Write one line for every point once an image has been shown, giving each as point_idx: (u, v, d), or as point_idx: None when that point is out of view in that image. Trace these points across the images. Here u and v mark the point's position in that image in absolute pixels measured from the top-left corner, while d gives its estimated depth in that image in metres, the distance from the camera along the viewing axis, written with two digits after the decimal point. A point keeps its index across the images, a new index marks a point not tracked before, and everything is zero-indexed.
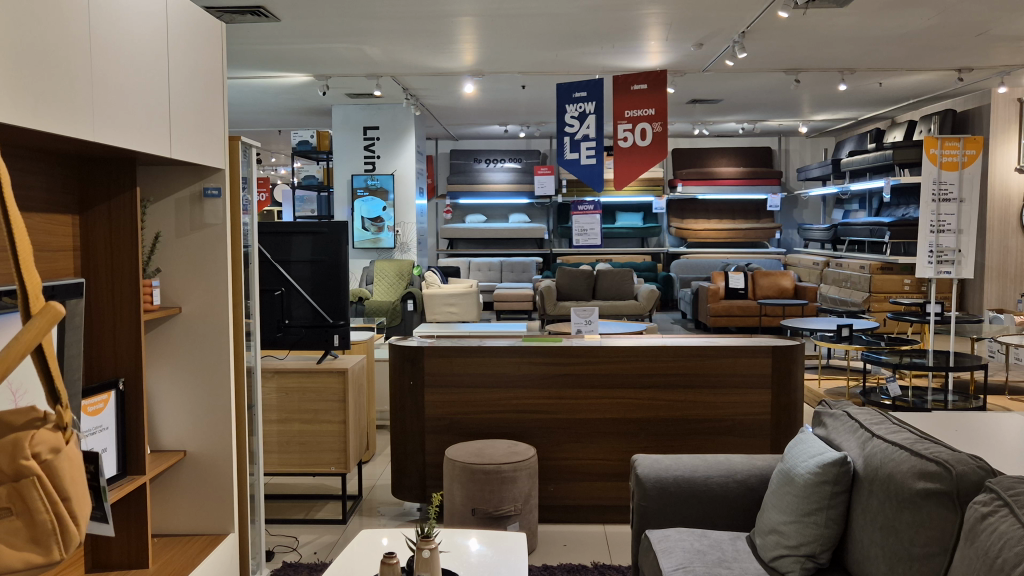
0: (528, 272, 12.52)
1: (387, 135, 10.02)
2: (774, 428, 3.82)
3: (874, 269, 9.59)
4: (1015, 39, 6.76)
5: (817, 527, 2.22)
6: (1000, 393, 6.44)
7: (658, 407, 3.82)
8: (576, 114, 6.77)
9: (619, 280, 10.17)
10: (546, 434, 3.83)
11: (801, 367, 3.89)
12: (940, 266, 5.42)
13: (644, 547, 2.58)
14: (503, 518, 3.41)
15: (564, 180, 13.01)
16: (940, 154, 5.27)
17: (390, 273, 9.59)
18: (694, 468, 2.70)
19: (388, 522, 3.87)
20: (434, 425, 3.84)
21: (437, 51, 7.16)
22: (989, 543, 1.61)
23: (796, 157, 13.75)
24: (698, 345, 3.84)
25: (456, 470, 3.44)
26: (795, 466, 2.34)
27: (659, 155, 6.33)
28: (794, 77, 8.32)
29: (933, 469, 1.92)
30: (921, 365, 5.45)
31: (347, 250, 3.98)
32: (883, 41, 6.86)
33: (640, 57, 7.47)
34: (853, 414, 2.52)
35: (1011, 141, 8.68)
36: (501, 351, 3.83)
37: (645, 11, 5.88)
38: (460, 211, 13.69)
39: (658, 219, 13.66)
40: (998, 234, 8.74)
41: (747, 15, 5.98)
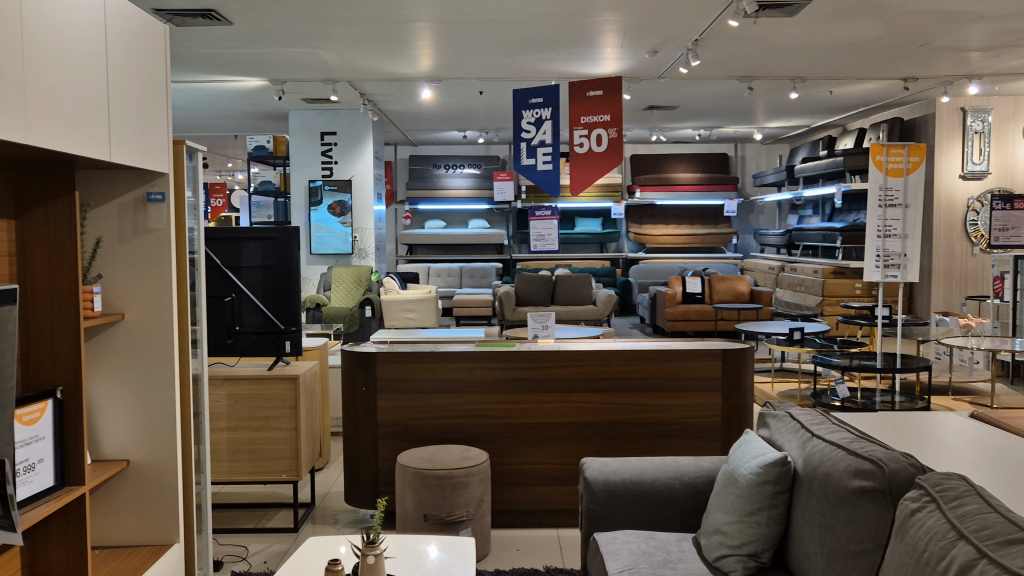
0: (488, 278, 12.54)
1: (344, 141, 9.94)
2: (724, 431, 3.87)
3: (826, 273, 9.77)
4: (958, 50, 6.94)
5: (759, 527, 2.25)
6: (945, 393, 6.61)
7: (612, 411, 3.85)
8: (532, 120, 6.79)
9: (578, 285, 10.22)
10: (499, 438, 3.84)
11: (752, 370, 3.93)
12: (887, 271, 5.52)
13: (592, 549, 2.60)
14: (455, 523, 3.41)
15: (523, 185, 13.05)
16: (887, 160, 5.39)
17: (348, 279, 9.48)
18: (641, 471, 2.73)
19: (342, 529, 3.84)
20: (387, 431, 3.82)
21: (393, 57, 7.14)
22: (917, 539, 1.65)
23: (752, 163, 13.92)
24: (652, 349, 3.88)
25: (407, 475, 3.43)
26: (738, 466, 2.38)
27: (615, 162, 6.40)
28: (748, 84, 8.45)
29: (869, 467, 1.97)
30: (871, 367, 5.58)
31: (299, 255, 3.94)
32: (831, 51, 7.00)
33: (596, 63, 7.53)
34: (796, 414, 2.57)
35: (955, 149, 8.92)
36: (454, 356, 3.83)
37: (601, 18, 5.92)
38: (419, 217, 13.68)
39: (617, 224, 13.75)
40: (943, 239, 8.95)
41: (700, 23, 6.07)
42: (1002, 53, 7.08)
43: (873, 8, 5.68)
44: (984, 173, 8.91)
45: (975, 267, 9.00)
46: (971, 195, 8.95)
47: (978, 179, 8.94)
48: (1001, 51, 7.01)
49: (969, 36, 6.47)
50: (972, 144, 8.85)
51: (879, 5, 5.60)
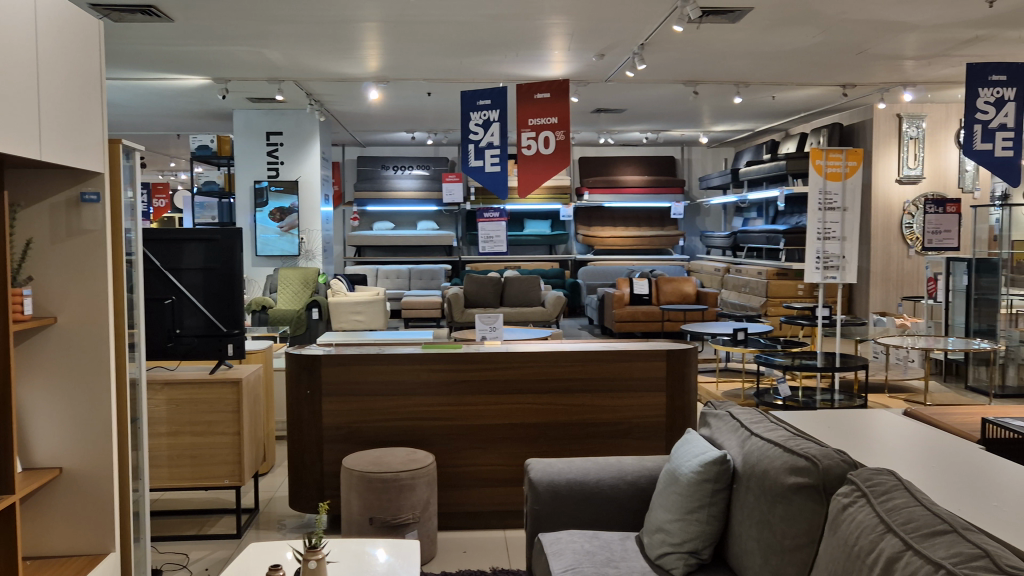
0: (437, 280, 12.49)
1: (291, 141, 9.81)
2: (668, 430, 3.93)
3: (770, 275, 9.97)
4: (893, 58, 7.15)
5: (700, 524, 2.29)
6: (882, 392, 6.80)
7: (558, 412, 3.87)
8: (480, 122, 6.80)
9: (526, 287, 10.24)
10: (446, 440, 3.83)
11: (695, 370, 3.99)
12: (827, 272, 5.66)
13: (536, 550, 2.62)
14: (401, 526, 3.39)
15: (472, 187, 13.04)
16: (826, 164, 5.52)
17: (295, 282, 9.34)
18: (585, 471, 2.76)
19: (287, 535, 3.79)
20: (332, 434, 3.79)
21: (340, 57, 7.08)
22: (848, 533, 1.70)
23: (698, 166, 14.13)
24: (597, 350, 3.92)
25: (353, 478, 3.40)
26: (680, 465, 2.41)
27: (562, 164, 6.44)
28: (693, 88, 8.58)
29: (803, 464, 2.02)
30: (811, 366, 5.71)
31: (242, 257, 3.88)
32: (773, 57, 7.14)
33: (543, 66, 7.57)
34: (735, 414, 2.62)
35: (892, 154, 9.17)
36: (400, 359, 3.80)
37: (547, 21, 5.95)
38: (367, 219, 13.57)
39: (565, 226, 13.83)
40: (881, 241, 9.21)
41: (645, 27, 6.14)
42: (934, 62, 7.32)
43: (812, 17, 5.82)
44: (919, 178, 9.19)
45: (911, 269, 9.28)
46: (907, 199, 9.22)
47: (913, 183, 9.21)
48: (934, 60, 7.24)
49: (903, 45, 6.67)
50: (907, 149, 9.13)
51: (818, 13, 5.74)
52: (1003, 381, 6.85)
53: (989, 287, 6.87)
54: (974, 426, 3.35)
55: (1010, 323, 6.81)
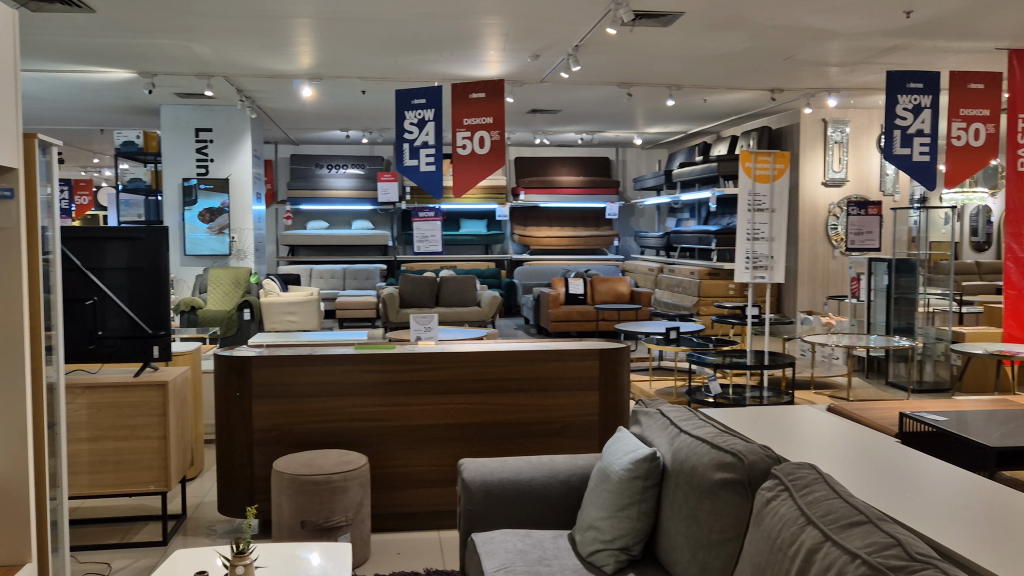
0: (372, 279, 12.38)
1: (221, 138, 9.59)
2: (601, 429, 3.97)
3: (702, 274, 10.17)
4: (818, 64, 7.36)
5: (630, 521, 2.32)
6: (809, 389, 7.01)
7: (492, 411, 3.88)
8: (415, 121, 6.75)
9: (462, 288, 10.23)
10: (379, 442, 3.79)
11: (628, 369, 4.04)
12: (756, 272, 5.78)
13: (469, 550, 2.61)
14: (333, 529, 3.34)
15: (407, 186, 12.95)
16: (754, 167, 5.66)
17: (225, 280, 9.14)
18: (518, 470, 2.77)
19: (216, 540, 3.71)
20: (263, 437, 3.72)
21: (271, 53, 6.95)
22: (771, 526, 1.75)
23: (632, 167, 14.31)
24: (531, 350, 3.93)
25: (284, 481, 3.34)
26: (611, 463, 2.44)
27: (497, 164, 6.46)
28: (626, 90, 8.69)
29: (729, 459, 2.06)
30: (741, 364, 5.84)
31: (168, 256, 3.78)
32: (704, 61, 7.28)
33: (478, 66, 7.56)
34: (665, 411, 2.66)
35: (818, 157, 9.44)
36: (332, 360, 3.75)
37: (482, 21, 5.95)
38: (301, 218, 13.37)
39: (502, 226, 13.85)
40: (808, 242, 9.48)
41: (579, 29, 6.19)
42: (857, 69, 7.56)
43: (741, 22, 5.96)
44: (843, 181, 9.48)
45: (836, 269, 9.57)
46: (832, 201, 9.50)
47: (838, 186, 9.50)
48: (857, 67, 7.48)
49: (828, 52, 6.87)
50: (832, 153, 9.42)
51: (746, 19, 5.88)
52: (920, 376, 7.11)
53: (908, 287, 7.12)
54: (894, 421, 3.48)
55: (927, 321, 7.04)
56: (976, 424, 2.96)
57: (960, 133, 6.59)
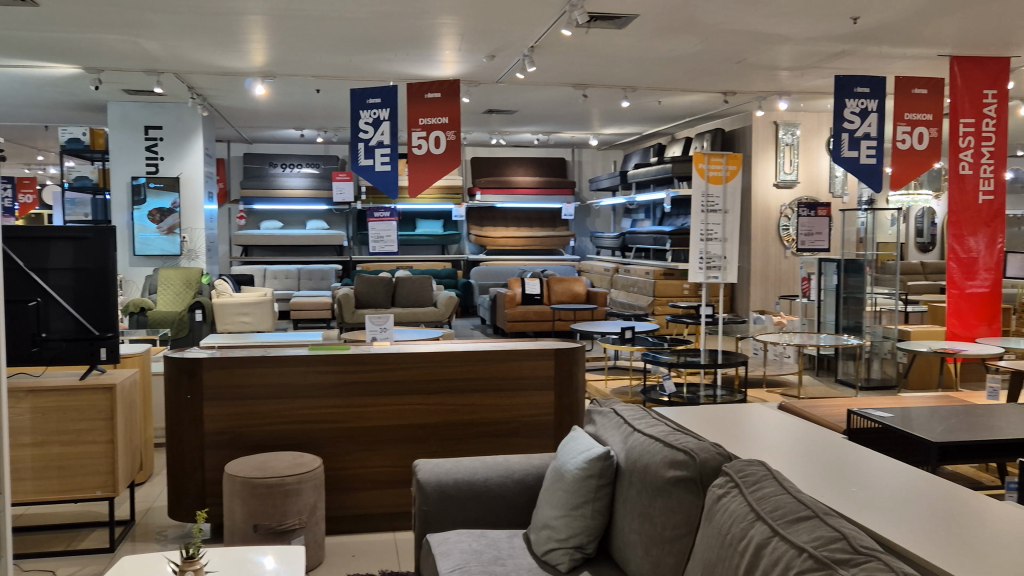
0: (327, 280, 12.27)
1: (171, 136, 9.41)
2: (557, 428, 3.99)
3: (657, 274, 10.27)
4: (770, 67, 7.49)
5: (585, 519, 2.34)
6: (760, 387, 7.13)
7: (447, 412, 3.87)
8: (370, 120, 6.70)
9: (418, 288, 10.18)
10: (334, 443, 3.76)
11: (583, 368, 4.07)
12: (710, 272, 5.86)
13: (424, 551, 2.60)
14: (287, 533, 3.31)
15: (362, 186, 12.86)
16: (707, 168, 5.72)
17: (176, 281, 9.02)
18: (474, 470, 2.77)
19: (166, 545, 3.64)
20: (214, 440, 3.66)
21: (223, 50, 6.84)
22: (722, 522, 1.77)
23: (588, 168, 14.39)
24: (486, 350, 3.94)
25: (235, 485, 3.29)
26: (565, 462, 2.45)
27: (454, 164, 6.45)
28: (582, 92, 8.75)
29: (681, 457, 2.08)
30: (695, 363, 5.91)
31: (116, 256, 3.71)
32: (658, 63, 7.35)
33: (434, 65, 7.53)
34: (619, 410, 2.68)
35: (769, 160, 9.61)
36: (285, 362, 3.71)
37: (438, 20, 5.93)
38: (254, 218, 13.18)
39: (458, 226, 13.83)
40: (760, 243, 9.63)
41: (535, 30, 6.21)
42: (807, 73, 7.70)
43: (694, 26, 6.03)
44: (794, 183, 9.66)
45: (787, 268, 9.74)
46: (784, 202, 9.67)
47: (789, 188, 9.68)
48: (806, 71, 7.63)
49: (779, 56, 6.99)
50: (783, 155, 9.59)
51: (699, 23, 5.95)
52: (868, 373, 7.27)
53: (857, 286, 7.27)
54: (842, 418, 3.56)
55: (874, 320, 7.18)
56: (919, 419, 3.04)
57: (905, 137, 6.76)
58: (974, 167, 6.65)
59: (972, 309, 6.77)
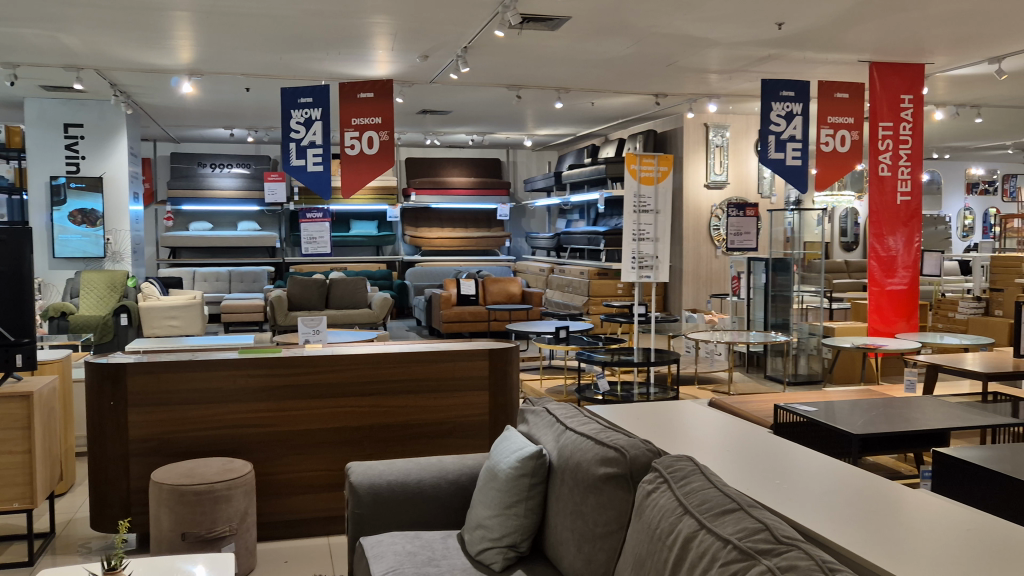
0: (259, 282, 12.05)
1: (93, 134, 9.10)
2: (492, 428, 4.00)
3: (591, 274, 10.36)
4: (699, 70, 7.64)
5: (518, 518, 2.35)
6: (693, 383, 7.28)
7: (382, 414, 3.84)
8: (301, 120, 6.60)
9: (353, 289, 10.08)
10: (265, 448, 3.70)
11: (517, 367, 4.08)
12: (642, 271, 5.94)
13: (357, 554, 2.58)
14: (217, 540, 3.24)
15: (295, 187, 12.66)
16: (640, 169, 5.81)
17: (100, 286, 8.72)
18: (406, 472, 2.75)
19: (89, 557, 3.52)
20: (140, 447, 3.56)
21: (147, 46, 6.64)
22: (652, 517, 1.80)
23: (523, 169, 14.44)
24: (420, 351, 3.92)
25: (162, 493, 3.21)
26: (498, 462, 2.46)
27: (387, 164, 6.42)
28: (516, 93, 8.78)
29: (612, 454, 2.11)
30: (629, 361, 6.00)
31: (32, 258, 3.57)
32: (591, 65, 7.42)
33: (367, 65, 7.46)
34: (551, 409, 2.70)
35: (700, 161, 9.80)
36: (214, 366, 3.62)
37: (371, 19, 5.87)
38: (182, 219, 12.87)
39: (392, 227, 13.74)
40: (692, 242, 9.82)
41: (468, 30, 6.20)
42: (735, 76, 7.88)
43: (626, 28, 6.10)
44: (724, 183, 9.87)
45: (718, 268, 9.95)
46: (714, 203, 9.88)
47: (719, 188, 9.89)
48: (734, 74, 7.80)
49: (708, 59, 7.14)
50: (713, 156, 9.79)
51: (630, 26, 6.03)
52: (796, 369, 7.54)
53: (784, 285, 7.47)
54: (769, 413, 3.67)
55: (801, 317, 7.46)
56: (842, 412, 3.14)
57: (828, 139, 6.98)
58: (892, 169, 6.92)
59: (892, 306, 7.03)
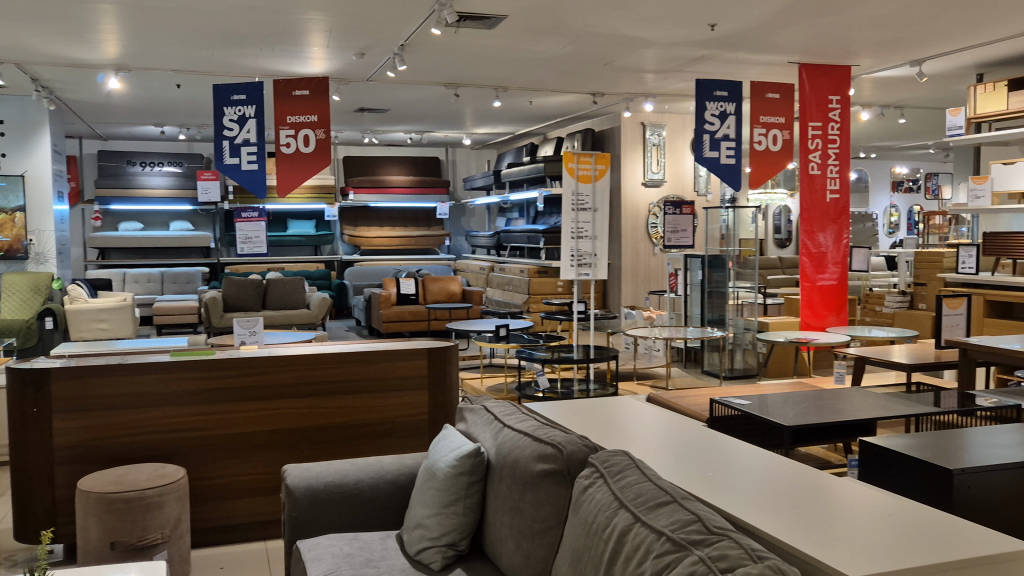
0: (193, 283, 11.79)
1: (14, 131, 8.78)
2: (431, 427, 3.99)
3: (532, 273, 10.38)
4: (635, 70, 7.74)
5: (457, 517, 2.34)
6: (632, 379, 7.38)
7: (319, 415, 3.79)
8: (235, 117, 6.47)
9: (290, 289, 9.92)
10: (199, 452, 3.61)
11: (457, 366, 4.08)
12: (581, 269, 5.98)
13: (295, 557, 2.54)
14: (148, 548, 3.15)
15: (229, 186, 12.41)
16: (577, 167, 5.86)
17: (23, 287, 8.37)
18: (344, 473, 2.72)
19: (13, 570, 3.40)
20: (66, 455, 3.45)
21: (71, 40, 6.43)
22: (588, 512, 1.82)
23: (462, 168, 14.42)
24: (357, 351, 3.88)
25: (89, 502, 3.11)
26: (437, 460, 2.46)
27: (323, 163, 6.35)
28: (454, 91, 8.75)
29: (550, 451, 2.12)
30: (569, 359, 6.02)
31: None
32: (529, 63, 7.45)
33: (302, 62, 7.36)
34: (489, 407, 2.70)
35: (637, 159, 9.92)
36: (143, 369, 3.53)
37: (306, 16, 5.79)
38: (111, 219, 12.49)
39: (331, 226, 13.58)
40: (630, 240, 9.94)
41: (405, 28, 6.16)
42: (670, 76, 8.00)
43: (562, 27, 6.14)
44: (661, 181, 10.02)
45: (656, 265, 10.10)
46: (651, 201, 10.02)
47: (656, 186, 10.03)
48: (670, 74, 7.92)
49: (643, 59, 7.23)
50: (651, 155, 9.91)
51: (567, 25, 6.08)
52: (732, 363, 7.72)
53: (720, 281, 7.60)
54: (705, 407, 3.75)
55: (737, 313, 7.64)
56: (775, 405, 3.22)
57: (761, 138, 7.13)
58: (822, 168, 7.13)
59: (823, 301, 7.22)
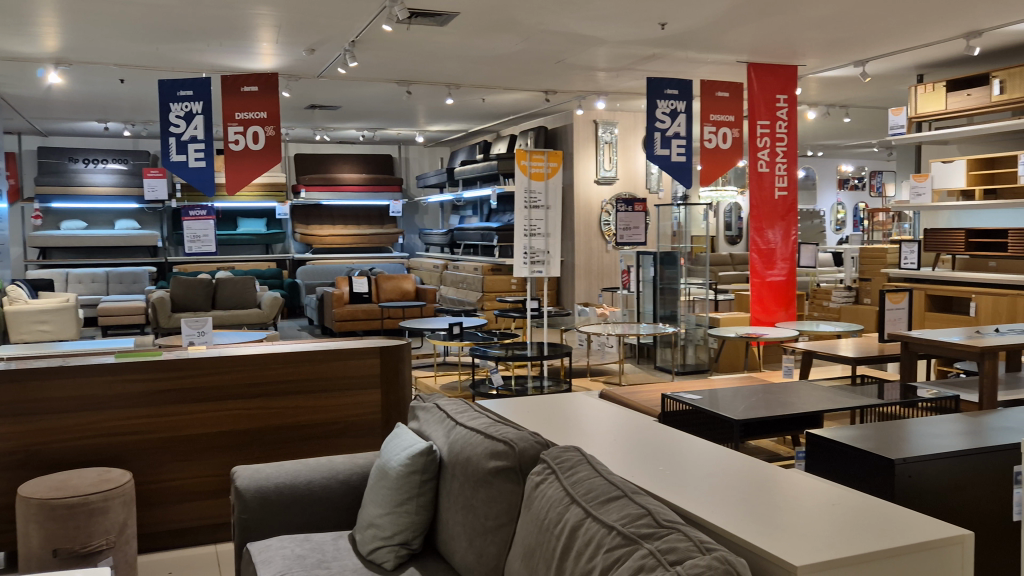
0: (140, 283, 11.56)
1: None
2: (385, 426, 3.96)
3: (486, 270, 10.38)
4: (587, 68, 7.78)
5: (409, 515, 2.33)
6: (585, 376, 7.44)
7: (270, 416, 3.75)
8: (181, 114, 6.35)
9: (241, 289, 9.75)
10: (146, 456, 3.54)
11: (410, 365, 4.05)
12: (534, 266, 5.99)
13: (244, 560, 2.51)
14: (93, 554, 3.08)
15: (177, 184, 12.17)
16: (530, 165, 5.86)
17: None
18: (295, 473, 2.69)
19: None
20: (5, 461, 3.35)
21: (7, 33, 6.24)
22: (540, 508, 1.83)
23: (415, 165, 14.35)
24: (309, 351, 3.83)
25: (30, 509, 3.02)
26: (389, 459, 2.44)
27: (272, 160, 6.26)
28: (406, 88, 8.70)
29: (501, 448, 2.12)
30: (523, 356, 6.03)
31: None
32: (480, 61, 7.44)
33: (251, 58, 7.25)
34: (441, 405, 2.69)
35: (590, 157, 9.98)
36: (86, 371, 3.44)
37: (254, 10, 5.70)
38: (53, 217, 12.17)
39: (282, 225, 13.41)
40: (583, 237, 9.99)
41: (355, 25, 6.11)
42: (621, 74, 8.06)
43: (514, 25, 6.15)
44: (613, 179, 10.09)
45: (609, 262, 10.18)
46: (604, 198, 10.09)
47: (609, 184, 10.10)
48: (621, 72, 7.98)
49: (595, 57, 7.28)
50: (603, 153, 9.98)
51: (518, 23, 6.08)
52: (684, 359, 7.77)
53: (672, 278, 7.67)
54: (657, 403, 3.79)
55: (688, 309, 7.70)
56: (725, 399, 3.27)
57: (711, 136, 7.22)
58: (770, 165, 7.26)
59: (772, 296, 7.35)
